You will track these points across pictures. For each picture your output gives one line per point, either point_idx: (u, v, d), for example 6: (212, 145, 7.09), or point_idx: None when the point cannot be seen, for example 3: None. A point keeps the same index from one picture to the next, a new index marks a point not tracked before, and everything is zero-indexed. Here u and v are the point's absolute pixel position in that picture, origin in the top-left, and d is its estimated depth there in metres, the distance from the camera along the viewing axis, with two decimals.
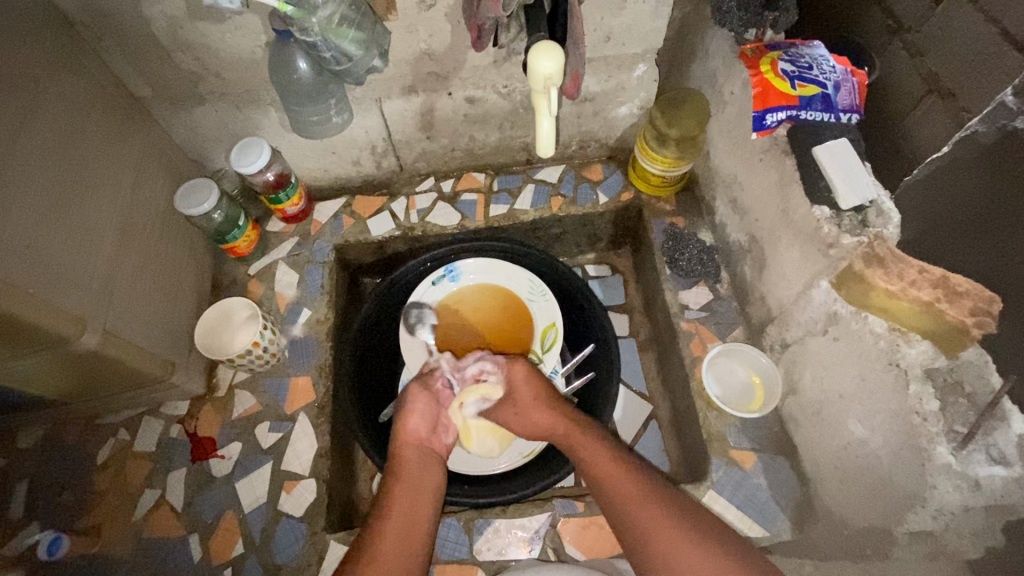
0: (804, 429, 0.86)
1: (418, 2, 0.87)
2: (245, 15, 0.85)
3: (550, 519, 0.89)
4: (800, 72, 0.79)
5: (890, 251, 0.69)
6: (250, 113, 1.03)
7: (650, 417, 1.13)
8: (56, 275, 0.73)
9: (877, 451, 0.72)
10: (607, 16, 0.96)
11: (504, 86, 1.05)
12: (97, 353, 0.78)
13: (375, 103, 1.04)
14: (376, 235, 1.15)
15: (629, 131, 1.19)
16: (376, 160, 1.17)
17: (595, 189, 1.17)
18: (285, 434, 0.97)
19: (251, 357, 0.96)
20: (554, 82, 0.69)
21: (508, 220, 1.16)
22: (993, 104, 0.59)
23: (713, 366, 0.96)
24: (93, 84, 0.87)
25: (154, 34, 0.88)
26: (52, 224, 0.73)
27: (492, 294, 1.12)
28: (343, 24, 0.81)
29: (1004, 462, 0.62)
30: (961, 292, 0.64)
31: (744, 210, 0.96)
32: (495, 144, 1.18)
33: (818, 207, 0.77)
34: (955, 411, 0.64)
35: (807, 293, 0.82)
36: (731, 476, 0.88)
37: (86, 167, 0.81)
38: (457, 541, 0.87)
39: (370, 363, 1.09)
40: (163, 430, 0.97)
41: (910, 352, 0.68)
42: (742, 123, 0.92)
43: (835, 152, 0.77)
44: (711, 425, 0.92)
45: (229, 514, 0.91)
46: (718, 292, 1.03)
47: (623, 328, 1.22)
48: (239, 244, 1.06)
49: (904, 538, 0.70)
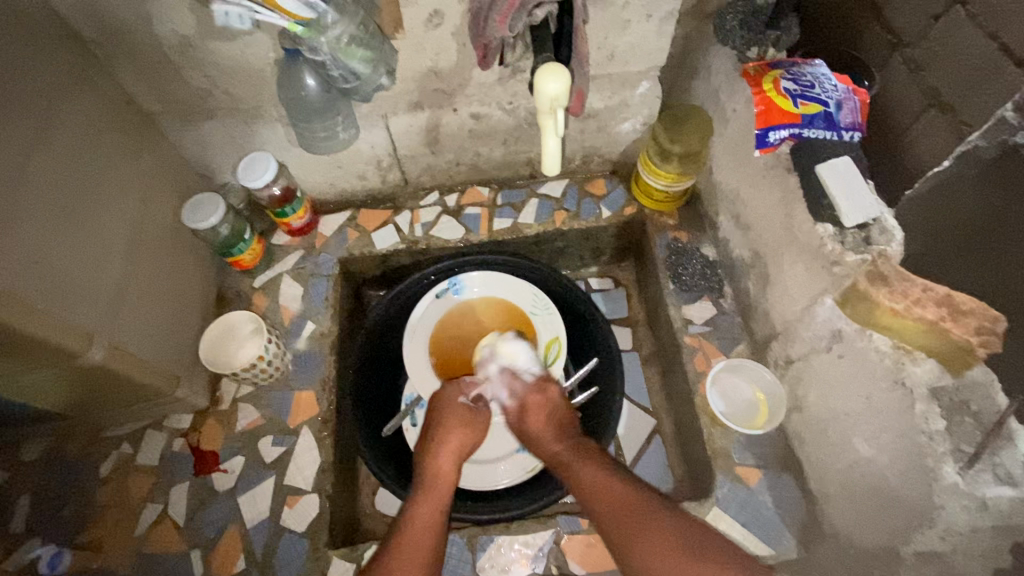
0: (809, 445, 0.85)
1: (426, 22, 0.88)
2: (255, 35, 0.87)
3: (554, 536, 0.88)
4: (802, 91, 0.81)
5: (894, 270, 0.70)
6: (257, 129, 1.04)
7: (653, 431, 1.12)
8: (64, 289, 0.73)
9: (884, 469, 0.72)
10: (611, 35, 0.97)
11: (509, 102, 1.06)
12: (104, 368, 0.78)
13: (381, 119, 1.05)
14: (381, 248, 1.15)
15: (632, 146, 1.20)
16: (382, 174, 1.17)
17: (598, 204, 1.18)
18: (289, 449, 0.97)
19: (254, 371, 0.96)
20: (561, 103, 0.69)
21: (512, 233, 1.16)
22: (994, 120, 0.60)
23: (718, 383, 0.95)
24: (103, 100, 0.88)
25: (165, 52, 0.89)
26: (62, 238, 0.74)
27: (498, 308, 1.12)
28: (352, 44, 0.82)
29: (1011, 482, 0.60)
30: (965, 311, 0.63)
31: (747, 226, 0.97)
32: (499, 159, 1.19)
33: (822, 225, 0.77)
34: (962, 431, 0.64)
35: (812, 310, 0.82)
36: (736, 494, 0.88)
37: (96, 184, 0.82)
38: (461, 558, 0.87)
39: (374, 377, 1.10)
40: (166, 444, 0.97)
41: (916, 371, 0.68)
42: (745, 141, 0.93)
43: (837, 170, 0.77)
44: (716, 440, 0.92)
45: (232, 529, 0.91)
46: (722, 306, 1.03)
47: (626, 342, 1.22)
48: (244, 258, 1.07)
49: (912, 558, 0.69)
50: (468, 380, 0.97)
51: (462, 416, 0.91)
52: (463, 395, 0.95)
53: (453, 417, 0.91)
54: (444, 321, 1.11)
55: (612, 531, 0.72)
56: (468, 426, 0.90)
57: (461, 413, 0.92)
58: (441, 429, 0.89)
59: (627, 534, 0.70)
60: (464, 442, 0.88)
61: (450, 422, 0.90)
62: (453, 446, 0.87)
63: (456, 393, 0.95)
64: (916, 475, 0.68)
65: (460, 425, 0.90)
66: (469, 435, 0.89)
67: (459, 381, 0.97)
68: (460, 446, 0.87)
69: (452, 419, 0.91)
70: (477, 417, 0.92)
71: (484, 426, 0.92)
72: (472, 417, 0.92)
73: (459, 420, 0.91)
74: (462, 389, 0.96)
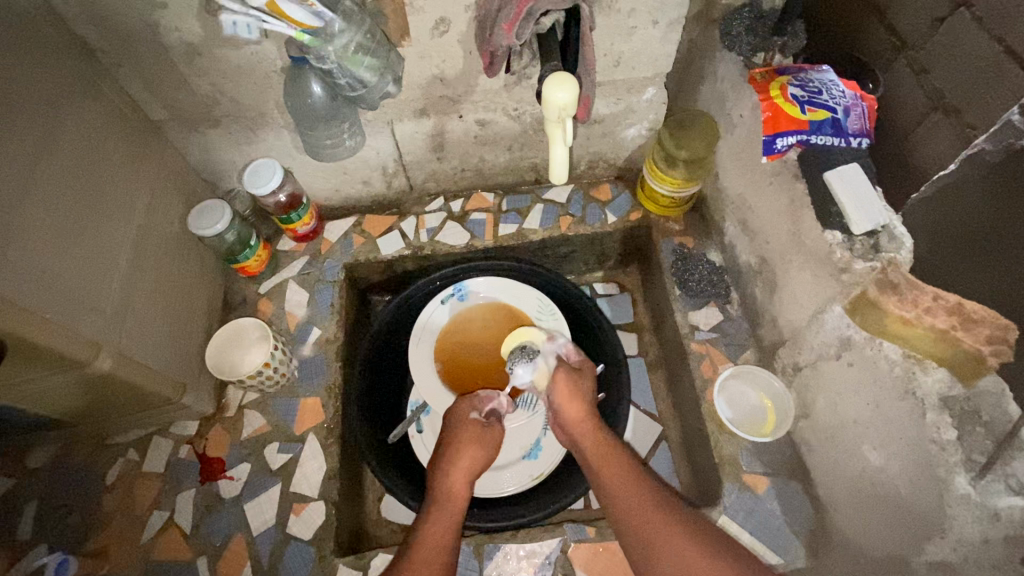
0: (818, 453, 0.85)
1: (431, 29, 0.88)
2: (262, 43, 0.87)
3: (561, 545, 0.88)
4: (810, 97, 0.80)
5: (904, 278, 0.70)
6: (263, 136, 1.04)
7: (660, 438, 1.12)
8: (71, 298, 0.73)
9: (894, 478, 0.71)
10: (617, 41, 0.97)
11: (515, 109, 1.06)
12: (111, 376, 0.78)
13: (387, 126, 1.05)
14: (386, 254, 1.15)
15: (637, 152, 1.19)
16: (387, 180, 1.17)
17: (603, 209, 1.18)
18: (295, 456, 0.97)
19: (261, 378, 0.96)
20: (569, 112, 0.69)
21: (517, 239, 1.16)
22: (1000, 123, 0.59)
23: (725, 390, 0.95)
24: (110, 108, 0.88)
25: (171, 60, 0.89)
26: (68, 247, 0.74)
27: (503, 313, 1.12)
28: (358, 52, 0.82)
29: (1022, 492, 0.58)
30: (976, 320, 0.63)
31: (754, 232, 0.96)
32: (504, 164, 1.19)
33: (830, 232, 0.77)
34: (974, 441, 0.63)
35: (819, 317, 0.82)
36: (744, 501, 0.87)
37: (103, 192, 0.82)
38: (468, 565, 0.87)
39: (381, 383, 1.10)
40: (172, 451, 0.97)
41: (927, 380, 0.68)
42: (752, 147, 0.92)
43: (848, 178, 0.77)
44: (723, 448, 0.91)
45: (238, 537, 0.91)
46: (729, 312, 1.02)
47: (632, 347, 1.22)
48: (250, 264, 1.07)
49: (922, 568, 0.68)
50: (481, 396, 0.97)
51: (473, 431, 0.90)
52: (474, 410, 0.95)
53: (464, 433, 0.90)
54: (449, 327, 1.11)
55: (634, 539, 0.72)
56: (480, 442, 0.89)
57: (471, 428, 0.91)
58: (452, 446, 0.89)
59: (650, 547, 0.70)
60: (474, 459, 0.88)
61: (461, 438, 0.89)
62: (464, 463, 0.86)
63: (468, 408, 0.95)
64: (927, 485, 0.67)
65: (471, 440, 0.89)
66: (480, 451, 0.88)
67: (472, 397, 0.97)
68: (471, 462, 0.87)
69: (464, 435, 0.90)
70: (488, 432, 0.91)
71: (496, 442, 0.91)
72: (483, 431, 0.91)
73: (469, 435, 0.90)
74: (474, 404, 0.96)
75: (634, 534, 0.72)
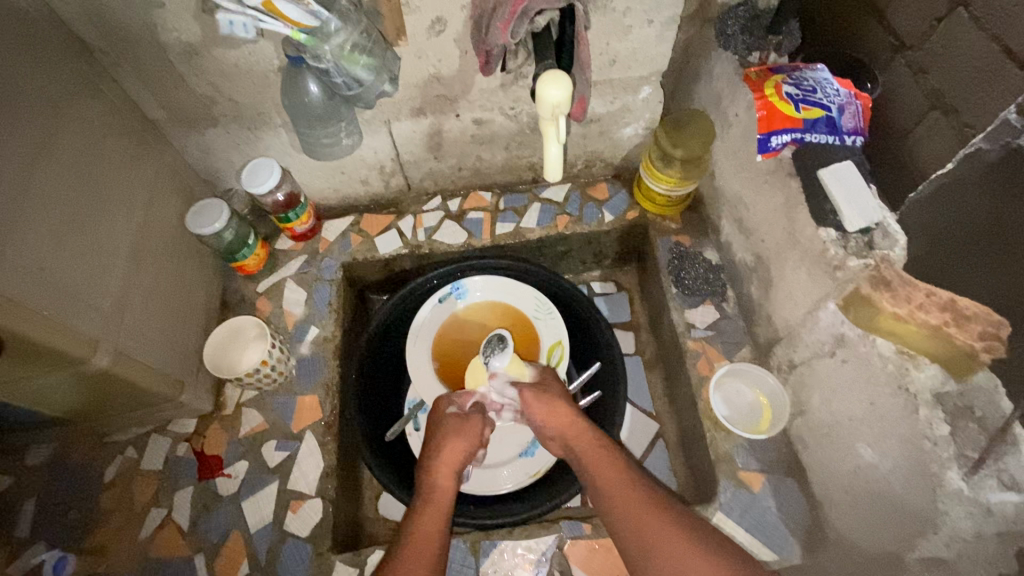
0: (812, 451, 0.85)
1: (428, 28, 0.89)
2: (258, 43, 0.87)
3: (557, 541, 0.88)
4: (805, 95, 0.81)
5: (897, 274, 0.71)
6: (261, 135, 1.05)
7: (656, 437, 1.13)
8: (69, 296, 0.73)
9: (888, 475, 0.72)
10: (613, 40, 0.97)
11: (511, 108, 1.07)
12: (108, 374, 0.79)
13: (384, 125, 1.05)
14: (384, 253, 1.16)
15: (635, 151, 1.20)
16: (385, 179, 1.18)
17: (600, 207, 1.18)
18: (292, 453, 0.97)
19: (259, 375, 0.96)
20: (562, 110, 0.69)
21: (514, 237, 1.17)
22: (996, 122, 0.60)
23: (722, 387, 0.95)
24: (108, 106, 0.88)
25: (170, 60, 0.89)
26: (67, 246, 0.74)
27: (500, 313, 1.13)
28: (354, 51, 0.82)
29: (1015, 488, 0.59)
30: (969, 316, 0.63)
31: (749, 231, 0.97)
32: (501, 163, 1.19)
33: (824, 229, 0.77)
34: (966, 436, 0.63)
35: (814, 315, 0.82)
36: (740, 499, 0.88)
37: (101, 191, 0.82)
38: (464, 562, 0.87)
39: (380, 380, 1.11)
40: (170, 448, 0.98)
41: (920, 376, 0.68)
42: (747, 145, 0.93)
43: (841, 174, 0.77)
44: (719, 445, 0.92)
45: (235, 534, 0.91)
46: (725, 310, 1.03)
47: (629, 346, 1.22)
48: (247, 262, 1.08)
49: (916, 565, 0.69)
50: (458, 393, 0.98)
51: (454, 425, 0.91)
52: (453, 405, 0.95)
53: (447, 427, 0.91)
54: (446, 325, 1.12)
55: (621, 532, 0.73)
56: (462, 435, 0.90)
57: (452, 423, 0.92)
58: (436, 441, 0.89)
59: (637, 537, 0.71)
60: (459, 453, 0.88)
61: (445, 433, 0.90)
62: (449, 458, 0.86)
63: (446, 403, 0.95)
64: (919, 481, 0.67)
65: (454, 434, 0.90)
66: (463, 442, 0.89)
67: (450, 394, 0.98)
68: (456, 455, 0.87)
69: (446, 428, 0.91)
70: (468, 424, 0.92)
71: (480, 435, 0.91)
72: (464, 423, 0.92)
73: (452, 429, 0.91)
74: (452, 399, 0.96)
75: (618, 520, 0.74)
